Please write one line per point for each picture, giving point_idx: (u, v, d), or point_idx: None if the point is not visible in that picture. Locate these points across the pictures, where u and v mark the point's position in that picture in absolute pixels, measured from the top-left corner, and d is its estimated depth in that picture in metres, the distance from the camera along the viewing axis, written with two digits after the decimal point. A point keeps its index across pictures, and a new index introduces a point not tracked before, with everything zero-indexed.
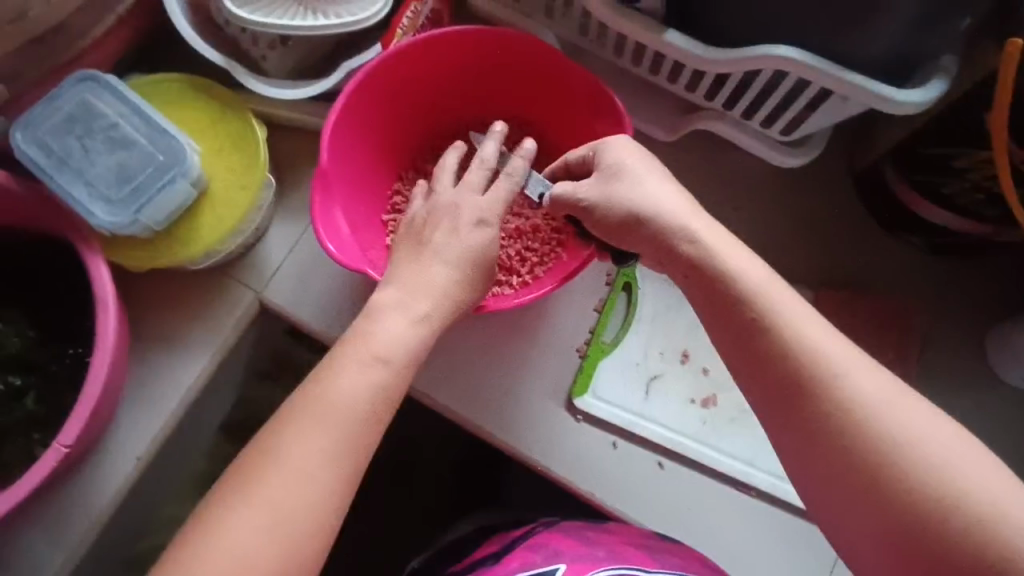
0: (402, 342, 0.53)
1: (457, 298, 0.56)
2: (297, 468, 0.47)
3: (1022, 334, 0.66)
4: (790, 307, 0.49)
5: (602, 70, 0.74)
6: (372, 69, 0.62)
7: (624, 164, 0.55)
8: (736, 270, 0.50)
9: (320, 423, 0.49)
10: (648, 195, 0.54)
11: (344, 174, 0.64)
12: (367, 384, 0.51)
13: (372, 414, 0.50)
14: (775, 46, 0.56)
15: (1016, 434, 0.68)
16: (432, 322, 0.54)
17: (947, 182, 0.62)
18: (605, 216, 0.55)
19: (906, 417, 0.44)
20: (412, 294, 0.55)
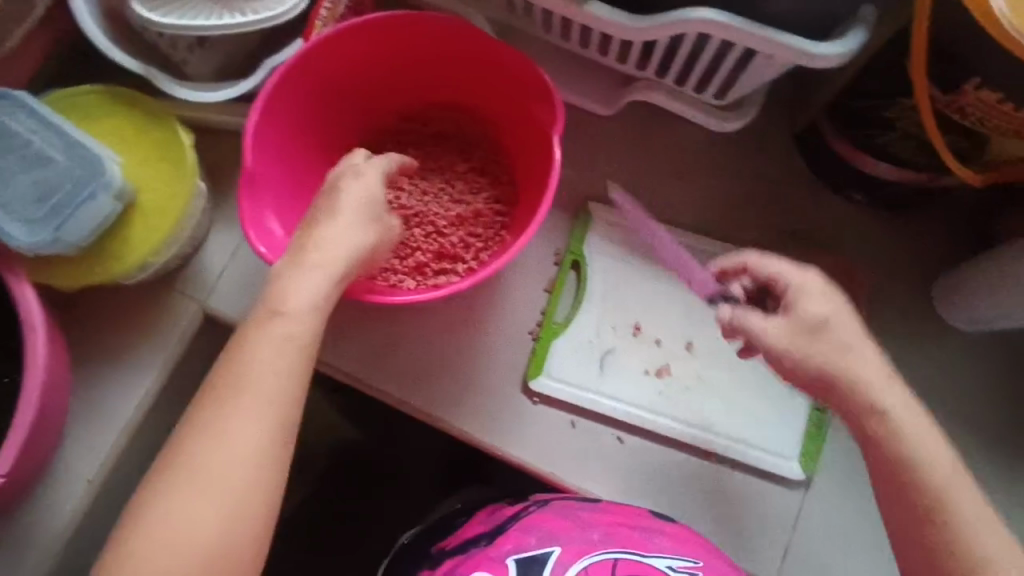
0: (308, 295, 0.53)
1: (358, 243, 0.55)
2: (222, 432, 0.50)
3: (965, 277, 0.67)
4: (898, 394, 0.52)
5: (534, 47, 0.73)
6: (293, 64, 0.60)
7: (832, 324, 0.52)
8: (903, 429, 0.51)
9: (237, 385, 0.51)
10: (851, 358, 0.52)
11: (274, 175, 0.62)
12: (277, 340, 0.52)
13: (288, 366, 0.52)
14: (696, 10, 0.55)
15: (963, 376, 0.69)
16: (336, 267, 0.54)
17: (881, 134, 0.62)
18: (841, 388, 0.52)
19: (938, 476, 0.50)
20: (308, 247, 0.55)
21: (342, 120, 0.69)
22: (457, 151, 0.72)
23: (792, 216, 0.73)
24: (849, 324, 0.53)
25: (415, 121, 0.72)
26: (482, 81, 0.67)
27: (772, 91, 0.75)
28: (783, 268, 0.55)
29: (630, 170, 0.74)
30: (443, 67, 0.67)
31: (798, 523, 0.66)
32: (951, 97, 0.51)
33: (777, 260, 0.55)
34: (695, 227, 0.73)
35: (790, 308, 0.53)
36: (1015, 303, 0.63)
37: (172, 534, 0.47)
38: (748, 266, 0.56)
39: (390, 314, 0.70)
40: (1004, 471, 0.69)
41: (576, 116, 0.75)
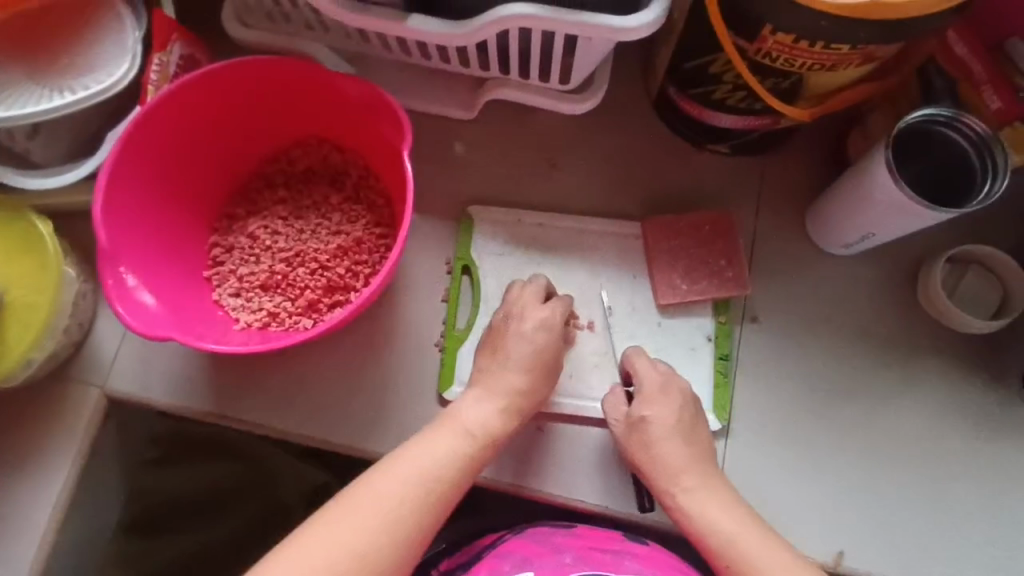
0: (491, 422, 0.61)
1: (540, 389, 0.63)
2: (385, 503, 0.55)
3: (824, 206, 0.69)
4: (713, 493, 0.59)
5: (382, 67, 0.74)
6: (129, 134, 0.61)
7: (653, 423, 0.62)
8: (679, 470, 0.60)
9: (395, 487, 0.55)
10: (661, 453, 0.61)
11: (134, 248, 0.62)
12: (448, 451, 0.58)
13: (451, 479, 0.58)
14: (510, 6, 0.57)
15: (862, 295, 0.71)
16: (513, 414, 0.62)
17: (713, 89, 0.65)
18: (637, 447, 0.62)
19: (732, 525, 0.57)
20: (500, 378, 0.62)
21: (204, 177, 0.70)
22: (328, 183, 0.72)
23: (666, 179, 0.75)
24: (675, 426, 0.62)
25: (281, 162, 0.73)
26: (332, 110, 0.69)
27: (621, 63, 0.77)
28: (648, 376, 0.64)
29: (503, 165, 0.76)
30: (293, 106, 0.69)
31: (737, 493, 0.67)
32: (754, 44, 0.55)
33: (650, 369, 0.65)
34: (577, 208, 0.75)
35: (642, 402, 0.63)
36: (869, 222, 0.64)
37: None
38: (631, 362, 0.66)
39: (295, 357, 0.69)
40: (922, 379, 0.70)
41: (441, 125, 0.77)
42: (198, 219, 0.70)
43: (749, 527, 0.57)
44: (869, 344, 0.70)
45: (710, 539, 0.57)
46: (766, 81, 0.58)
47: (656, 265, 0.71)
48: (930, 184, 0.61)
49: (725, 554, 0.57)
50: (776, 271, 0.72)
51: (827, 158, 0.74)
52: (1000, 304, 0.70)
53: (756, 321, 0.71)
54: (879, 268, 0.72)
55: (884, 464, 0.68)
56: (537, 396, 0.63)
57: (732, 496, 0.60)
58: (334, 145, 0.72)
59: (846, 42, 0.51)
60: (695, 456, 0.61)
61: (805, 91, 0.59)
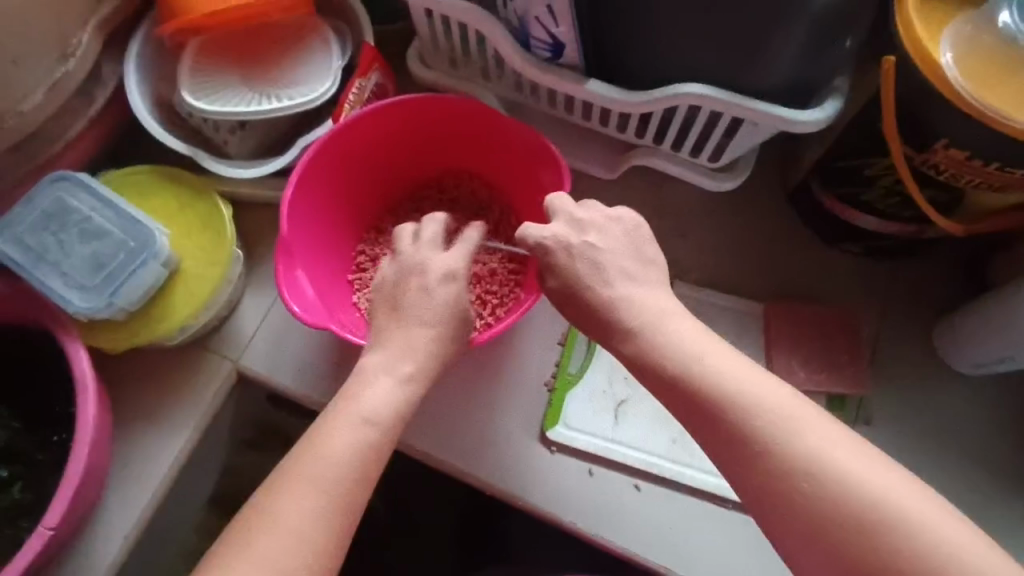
0: (391, 400, 0.56)
1: (445, 352, 0.59)
2: (294, 514, 0.51)
3: (960, 322, 0.68)
4: (797, 407, 0.50)
5: (541, 120, 0.81)
6: (323, 144, 0.68)
7: (579, 281, 0.57)
8: (743, 389, 0.51)
9: (303, 491, 0.51)
10: (694, 373, 0.52)
11: (303, 241, 0.68)
12: (358, 444, 0.54)
13: (366, 465, 0.54)
14: (686, 85, 0.62)
15: (984, 418, 0.69)
16: (416, 385, 0.57)
17: (862, 190, 0.67)
18: (588, 321, 0.58)
19: (848, 461, 0.48)
20: (397, 361, 0.57)
21: (365, 191, 0.77)
22: (473, 216, 0.78)
23: (792, 269, 0.77)
24: (677, 333, 0.54)
25: (433, 190, 0.79)
26: (493, 151, 0.75)
27: (762, 152, 0.81)
28: (553, 227, 0.59)
29: None
30: (457, 142, 0.76)
31: None
32: (923, 154, 0.57)
33: (561, 213, 0.60)
34: (700, 279, 0.77)
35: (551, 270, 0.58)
36: (1009, 347, 0.63)
37: None
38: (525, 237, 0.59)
39: None
40: None
41: (583, 180, 0.82)
42: (353, 225, 0.77)
43: (818, 421, 0.50)
44: (988, 469, 0.68)
45: (812, 487, 0.48)
46: (926, 192, 0.60)
47: (773, 347, 0.72)
48: None
49: (849, 507, 0.47)
50: (895, 376, 0.71)
51: (961, 276, 0.74)
52: None
53: (869, 425, 0.70)
54: (1006, 394, 0.70)
55: None
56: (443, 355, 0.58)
57: (828, 416, 0.51)
58: (484, 182, 0.78)
59: (1021, 166, 0.52)
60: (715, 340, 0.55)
61: (961, 207, 0.60)
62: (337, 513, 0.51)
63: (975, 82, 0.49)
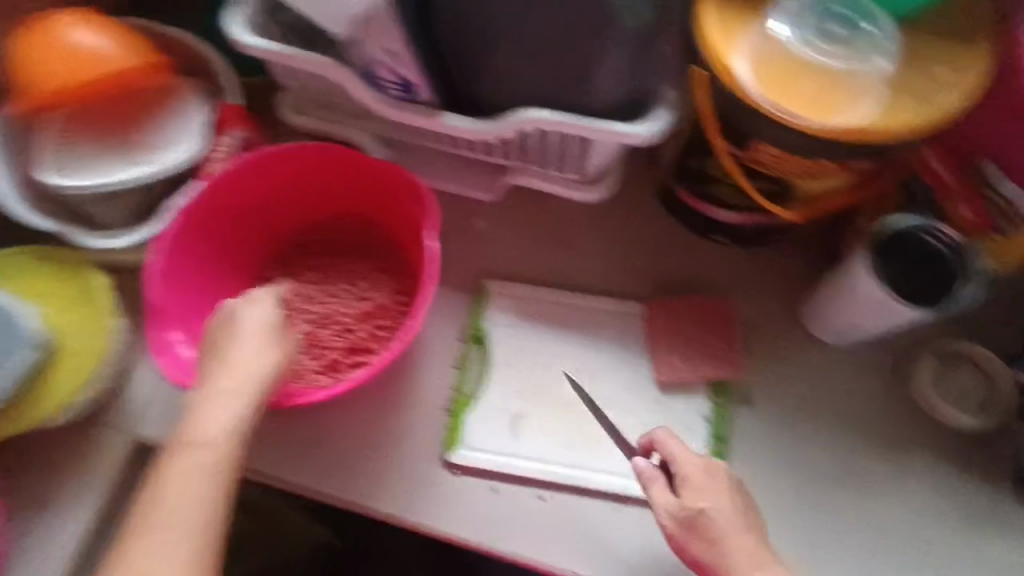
0: (224, 423, 0.59)
1: (267, 367, 0.61)
2: (152, 548, 0.55)
3: (816, 298, 0.73)
4: None
5: (415, 151, 0.82)
6: (190, 204, 0.70)
7: (709, 516, 0.62)
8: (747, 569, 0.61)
9: (154, 525, 0.56)
10: (722, 560, 0.61)
11: (180, 304, 0.70)
12: (195, 469, 0.57)
13: (210, 485, 0.58)
14: (528, 111, 0.65)
15: (854, 383, 0.74)
16: (242, 399, 0.60)
17: (711, 185, 0.72)
18: (699, 542, 0.62)
19: None
20: (219, 384, 0.60)
21: (249, 243, 0.78)
22: (359, 254, 0.79)
23: (668, 266, 0.80)
24: (730, 514, 0.62)
25: (319, 233, 0.81)
26: (369, 190, 0.77)
27: (632, 156, 0.84)
28: (691, 464, 0.64)
29: (519, 243, 0.82)
30: (334, 184, 0.77)
31: None
32: (747, 151, 0.61)
33: (694, 460, 0.64)
34: (585, 287, 0.80)
35: (694, 494, 0.63)
36: (856, 317, 0.68)
37: None
38: (661, 441, 0.66)
39: (314, 413, 0.74)
40: (916, 470, 0.71)
41: (465, 204, 0.84)
42: (240, 279, 0.78)
43: None
44: (861, 431, 0.73)
45: None
46: (759, 183, 0.65)
47: (655, 345, 0.76)
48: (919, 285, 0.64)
49: None
50: (772, 356, 0.76)
51: (823, 252, 0.79)
52: (985, 401, 0.72)
53: (750, 404, 0.74)
54: (872, 358, 0.75)
55: (875, 554, 0.69)
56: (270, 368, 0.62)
57: None
58: (369, 220, 0.80)
59: (827, 156, 0.57)
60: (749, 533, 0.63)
61: (792, 194, 0.65)
62: (188, 538, 0.56)
63: (775, 93, 0.54)
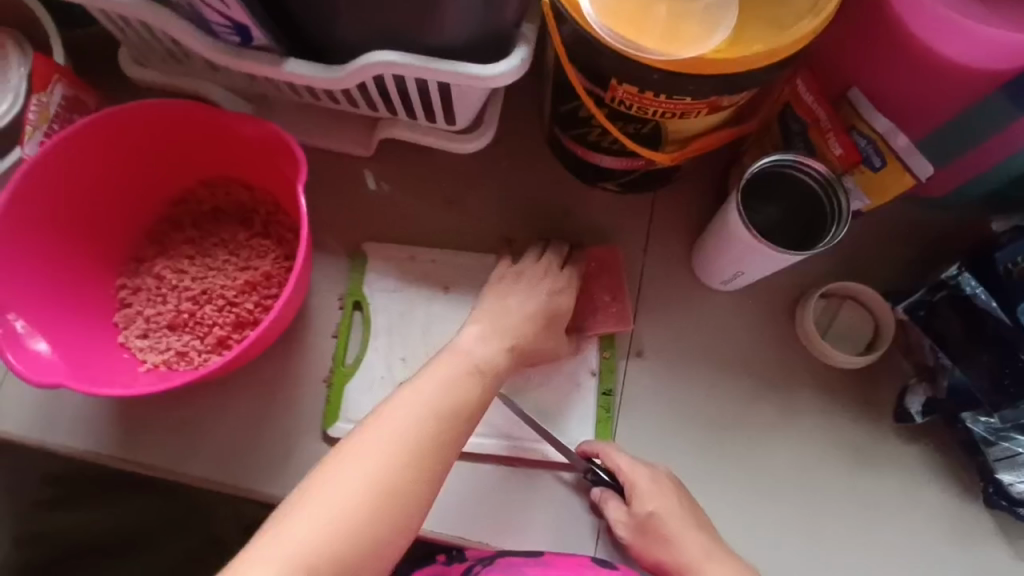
0: (491, 356, 0.61)
1: (545, 321, 0.66)
2: (391, 440, 0.52)
3: (702, 243, 0.70)
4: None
5: (279, 107, 0.75)
6: (17, 183, 0.61)
7: (660, 518, 0.63)
8: (692, 555, 0.61)
9: (420, 411, 0.54)
10: (674, 552, 0.62)
11: (33, 295, 0.62)
12: (456, 387, 0.57)
13: (467, 410, 0.57)
14: (375, 53, 0.59)
15: (744, 329, 0.73)
16: (525, 343, 0.64)
17: (587, 131, 0.67)
18: (655, 545, 0.63)
19: None
20: (514, 314, 0.65)
21: (109, 222, 0.70)
22: (237, 220, 0.72)
23: (559, 217, 0.77)
24: (678, 512, 0.63)
25: (189, 202, 0.73)
26: (233, 151, 0.69)
27: (517, 103, 0.79)
28: (635, 469, 0.65)
29: (400, 203, 0.77)
30: (194, 147, 0.69)
31: (600, 531, 0.67)
32: (609, 92, 0.56)
33: (637, 466, 0.65)
34: (473, 245, 0.76)
35: (638, 500, 0.64)
36: (737, 262, 0.66)
37: (345, 515, 0.48)
38: (598, 452, 0.66)
39: (180, 395, 0.69)
40: (806, 412, 0.71)
41: (340, 163, 0.78)
42: (105, 264, 0.70)
43: None
44: (753, 378, 0.72)
45: None
46: (628, 126, 0.60)
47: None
48: (807, 226, 0.62)
49: None
50: (664, 306, 0.74)
51: (714, 198, 0.77)
52: (871, 339, 0.72)
53: (642, 355, 0.72)
54: (763, 303, 0.74)
55: (765, 497, 0.69)
56: (553, 315, 0.67)
57: None
58: (243, 182, 0.72)
59: (687, 95, 0.53)
60: (700, 529, 0.63)
61: (665, 137, 0.61)
62: (436, 448, 0.53)
63: (620, 25, 0.50)
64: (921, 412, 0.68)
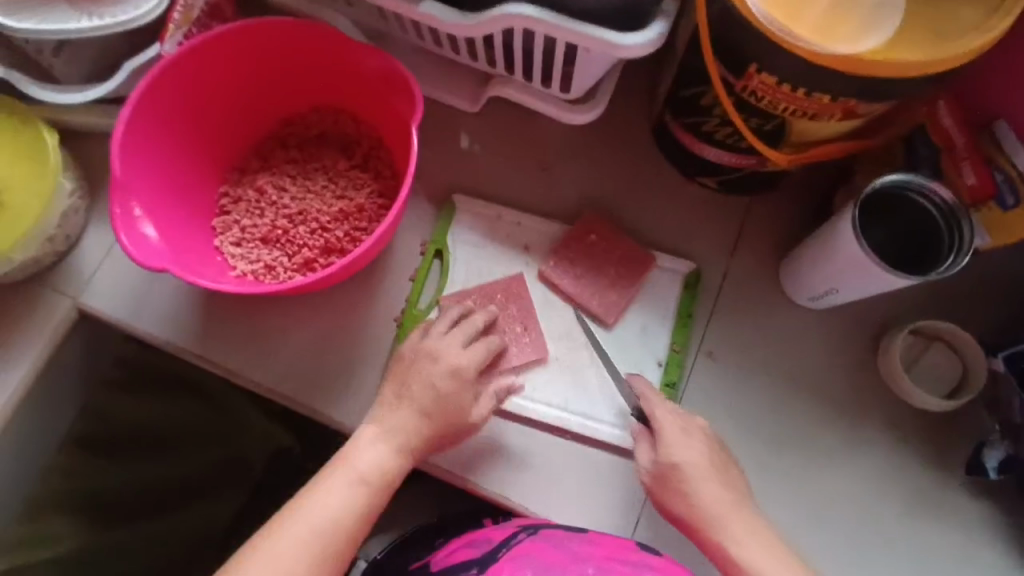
0: (383, 466, 0.60)
1: (447, 415, 0.62)
2: (266, 568, 0.55)
3: (796, 255, 0.68)
4: (764, 541, 0.58)
5: (399, 48, 0.76)
6: (155, 77, 0.64)
7: (684, 470, 0.61)
8: (720, 512, 0.59)
9: (295, 549, 0.56)
10: (698, 503, 0.60)
11: (149, 184, 0.65)
12: (341, 509, 0.58)
13: (348, 534, 0.58)
14: (512, 5, 0.59)
15: (821, 351, 0.71)
16: (408, 457, 0.61)
17: (703, 120, 0.65)
18: (671, 497, 0.61)
19: None
20: (404, 406, 0.62)
21: (223, 131, 0.73)
22: (340, 151, 0.74)
23: (651, 203, 0.76)
24: (706, 467, 0.61)
25: (298, 125, 0.75)
26: (350, 82, 0.71)
27: (629, 86, 0.79)
28: (669, 419, 0.63)
29: (497, 162, 0.78)
30: (314, 71, 0.71)
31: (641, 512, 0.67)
32: (743, 80, 0.55)
33: (672, 417, 0.63)
34: (560, 216, 0.76)
35: (666, 447, 0.62)
36: (833, 278, 0.64)
37: None
38: (642, 395, 0.65)
39: (260, 306, 0.71)
40: (869, 446, 0.69)
41: (446, 113, 0.79)
42: (212, 170, 0.73)
43: None
44: (820, 401, 0.70)
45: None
46: (751, 120, 0.59)
47: (558, 264, 0.72)
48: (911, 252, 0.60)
49: None
50: (741, 311, 0.72)
51: (814, 213, 0.74)
52: (956, 384, 0.69)
53: (711, 357, 0.71)
54: (846, 329, 0.71)
55: (812, 524, 0.67)
56: (442, 430, 0.62)
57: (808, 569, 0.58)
58: (351, 115, 0.74)
59: (828, 93, 0.51)
60: (728, 486, 0.61)
61: (788, 136, 0.59)
62: (311, 571, 0.56)
63: (772, 8, 0.49)
64: (996, 470, 0.65)
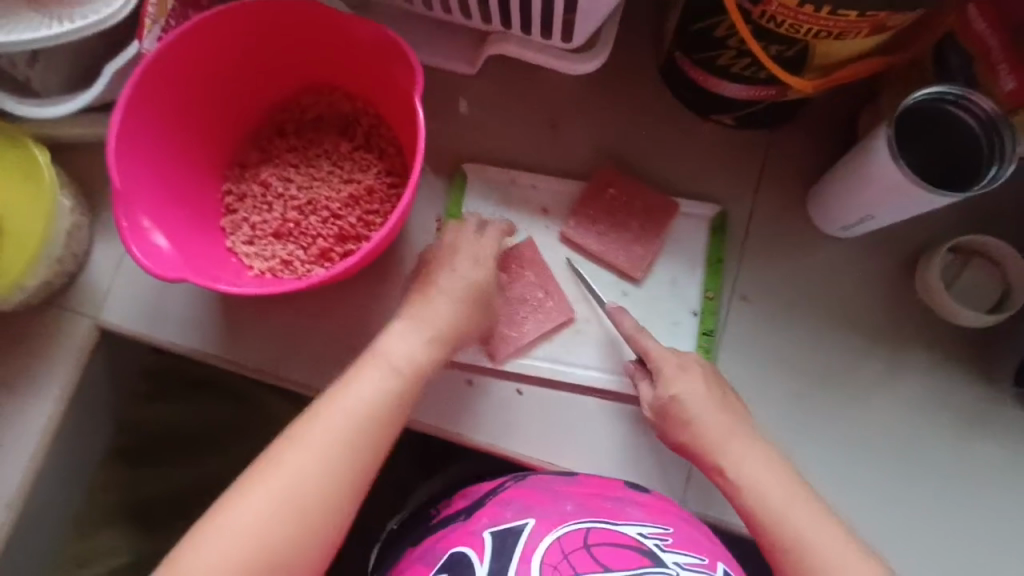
0: (413, 354, 0.59)
1: (468, 317, 0.61)
2: (307, 448, 0.54)
3: (825, 186, 0.66)
4: (755, 457, 0.59)
5: (387, 15, 0.73)
6: (139, 77, 0.60)
7: (682, 401, 0.61)
8: (715, 435, 0.60)
9: (335, 431, 0.54)
10: (695, 429, 0.61)
11: (149, 190, 0.63)
12: (377, 393, 0.57)
13: (388, 418, 0.57)
14: None
15: (858, 280, 0.69)
16: (440, 343, 0.60)
17: (717, 54, 0.62)
18: (675, 428, 0.61)
19: (805, 511, 0.57)
20: (430, 299, 0.61)
21: (217, 127, 0.70)
22: (341, 133, 0.71)
23: (667, 149, 0.73)
24: (702, 396, 0.61)
25: (293, 111, 0.72)
26: (342, 58, 0.68)
27: (632, 27, 0.75)
28: (662, 354, 0.63)
29: (503, 125, 0.74)
30: (302, 51, 0.68)
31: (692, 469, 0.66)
32: (759, 6, 0.52)
33: (667, 351, 0.64)
34: (574, 173, 0.73)
35: (665, 383, 0.62)
36: (867, 205, 0.61)
37: (258, 528, 0.51)
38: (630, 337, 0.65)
39: (281, 302, 0.70)
40: (913, 369, 0.68)
41: (444, 79, 0.75)
42: (212, 169, 0.70)
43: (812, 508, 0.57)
44: (860, 330, 0.69)
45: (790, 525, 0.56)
46: (771, 48, 0.56)
47: (579, 224, 0.71)
48: (935, 164, 0.58)
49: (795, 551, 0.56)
50: (771, 250, 0.70)
51: (835, 140, 0.71)
52: (999, 299, 0.68)
53: (746, 299, 0.70)
54: (880, 254, 0.70)
55: (863, 453, 0.67)
56: (470, 322, 0.62)
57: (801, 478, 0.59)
58: (347, 93, 0.71)
59: (855, 9, 0.48)
60: (726, 410, 0.61)
61: (811, 61, 0.56)
62: (353, 450, 0.55)
63: None
64: None
